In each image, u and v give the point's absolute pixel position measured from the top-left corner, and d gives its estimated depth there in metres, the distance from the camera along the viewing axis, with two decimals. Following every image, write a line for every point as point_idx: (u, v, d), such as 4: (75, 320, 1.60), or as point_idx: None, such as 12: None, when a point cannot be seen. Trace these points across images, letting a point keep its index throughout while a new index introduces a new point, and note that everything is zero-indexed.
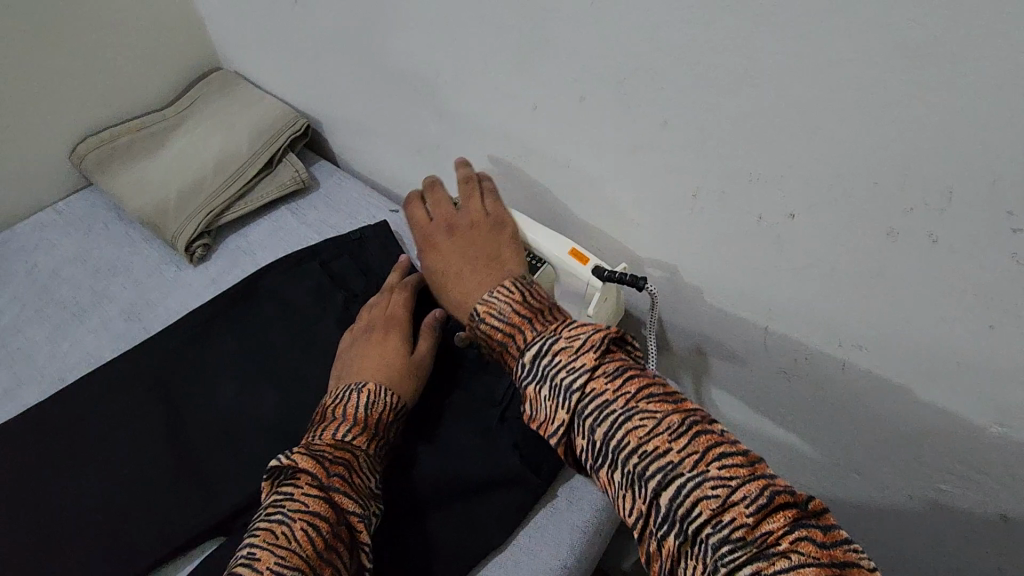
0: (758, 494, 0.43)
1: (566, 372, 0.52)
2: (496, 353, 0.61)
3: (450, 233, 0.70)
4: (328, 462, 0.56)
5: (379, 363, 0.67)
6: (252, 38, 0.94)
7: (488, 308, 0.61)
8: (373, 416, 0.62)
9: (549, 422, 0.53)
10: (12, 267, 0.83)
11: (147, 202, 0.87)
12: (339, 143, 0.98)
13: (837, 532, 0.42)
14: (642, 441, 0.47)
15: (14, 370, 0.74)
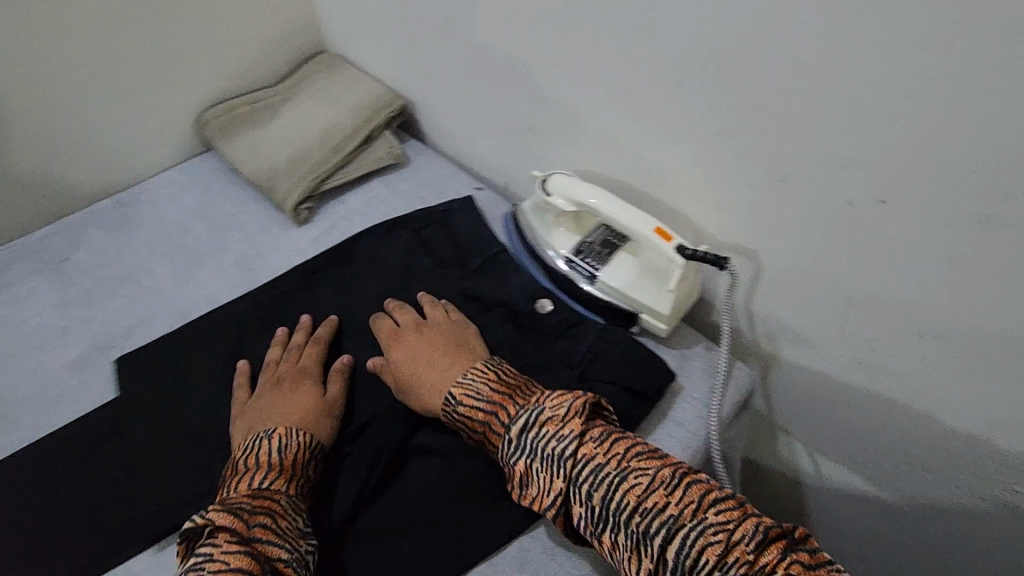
0: (753, 530, 0.50)
1: (555, 440, 0.58)
2: (478, 434, 0.64)
3: (417, 330, 0.74)
4: (247, 514, 0.57)
5: (294, 411, 0.68)
6: (361, 26, 1.03)
7: (464, 389, 0.66)
8: (290, 458, 0.63)
9: (546, 494, 0.57)
10: (145, 217, 0.94)
11: (260, 168, 0.96)
12: (431, 124, 1.05)
13: (821, 555, 0.49)
14: (640, 497, 0.53)
15: (144, 302, 0.84)
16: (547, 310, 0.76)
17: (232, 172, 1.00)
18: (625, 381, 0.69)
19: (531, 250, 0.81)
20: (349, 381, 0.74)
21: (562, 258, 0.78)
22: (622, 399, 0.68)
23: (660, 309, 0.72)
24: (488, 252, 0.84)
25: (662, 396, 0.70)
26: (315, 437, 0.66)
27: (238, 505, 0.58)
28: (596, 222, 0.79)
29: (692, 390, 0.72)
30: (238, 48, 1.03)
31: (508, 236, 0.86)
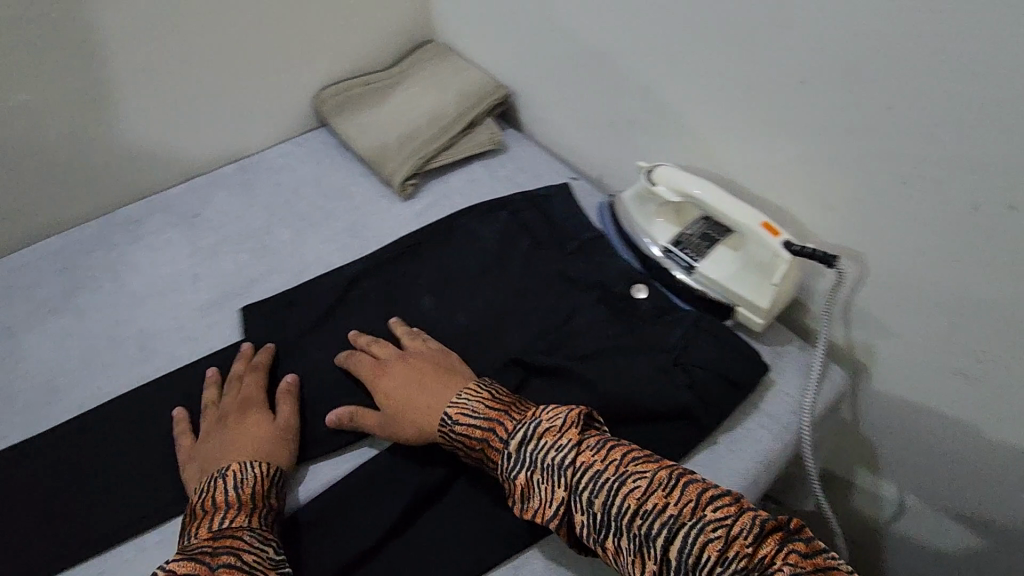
0: (750, 524, 0.50)
1: (554, 450, 0.58)
2: (476, 453, 0.65)
3: (402, 357, 0.74)
4: (209, 556, 0.54)
5: (256, 443, 0.68)
6: (476, 17, 1.08)
7: (460, 409, 0.66)
8: (247, 493, 0.62)
9: (547, 505, 0.58)
10: (265, 183, 1.03)
11: (371, 144, 1.02)
12: (531, 114, 1.09)
13: (816, 543, 0.50)
14: (640, 501, 0.54)
15: (264, 259, 0.91)
16: (643, 296, 0.78)
17: (343, 148, 1.08)
18: (722, 369, 0.70)
19: (631, 237, 0.83)
20: (298, 404, 0.74)
21: (660, 247, 0.80)
22: (713, 387, 0.69)
23: (759, 302, 0.73)
24: (585, 236, 0.87)
25: (754, 387, 0.71)
26: (274, 466, 0.67)
27: (200, 549, 0.55)
28: (697, 214, 0.80)
29: (785, 386, 0.73)
30: (360, 30, 1.10)
31: (605, 223, 0.88)
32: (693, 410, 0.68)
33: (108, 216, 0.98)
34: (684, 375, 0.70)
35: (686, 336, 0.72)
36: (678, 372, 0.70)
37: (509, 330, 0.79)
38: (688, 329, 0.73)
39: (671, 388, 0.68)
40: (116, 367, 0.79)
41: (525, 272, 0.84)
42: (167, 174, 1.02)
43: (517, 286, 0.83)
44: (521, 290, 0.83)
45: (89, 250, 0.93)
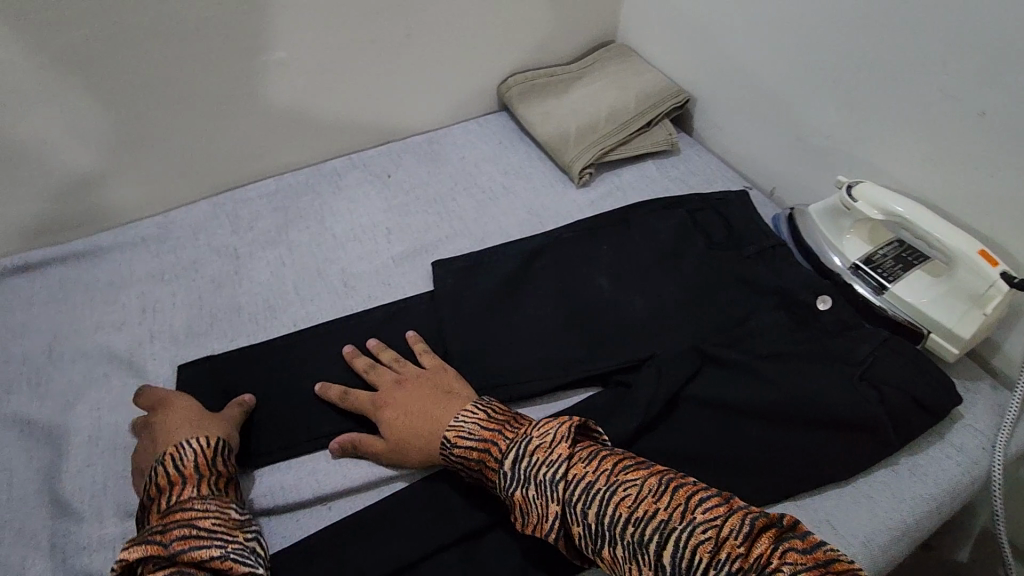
0: (740, 524, 0.53)
1: (547, 466, 0.60)
2: (477, 472, 0.66)
3: (398, 386, 0.75)
4: (159, 537, 0.58)
5: (200, 428, 0.70)
6: (670, 23, 1.12)
7: (456, 432, 0.67)
8: (189, 467, 0.65)
9: (544, 519, 0.60)
10: (449, 155, 1.11)
11: (552, 131, 1.08)
12: (707, 122, 1.12)
13: (809, 535, 0.52)
14: (632, 508, 0.56)
15: (450, 224, 0.99)
16: (827, 306, 0.78)
17: (520, 133, 1.15)
18: (914, 393, 0.70)
19: (819, 247, 0.84)
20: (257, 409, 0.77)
21: (847, 263, 0.81)
22: (905, 409, 0.69)
23: (960, 331, 0.72)
24: (765, 243, 0.88)
25: (944, 418, 0.71)
26: (219, 440, 0.69)
27: (151, 531, 0.60)
28: (891, 237, 0.81)
29: (975, 421, 0.72)
30: (556, 24, 1.16)
31: (790, 231, 0.89)
32: (882, 425, 0.69)
33: (314, 166, 1.09)
34: (874, 390, 0.70)
35: (874, 354, 0.72)
36: (866, 386, 0.70)
37: (687, 321, 0.82)
38: (878, 346, 0.73)
39: (863, 400, 0.70)
40: (323, 299, 0.89)
41: (700, 269, 0.88)
42: (368, 135, 1.12)
43: (691, 281, 0.87)
44: (695, 285, 0.86)
45: (299, 194, 1.04)
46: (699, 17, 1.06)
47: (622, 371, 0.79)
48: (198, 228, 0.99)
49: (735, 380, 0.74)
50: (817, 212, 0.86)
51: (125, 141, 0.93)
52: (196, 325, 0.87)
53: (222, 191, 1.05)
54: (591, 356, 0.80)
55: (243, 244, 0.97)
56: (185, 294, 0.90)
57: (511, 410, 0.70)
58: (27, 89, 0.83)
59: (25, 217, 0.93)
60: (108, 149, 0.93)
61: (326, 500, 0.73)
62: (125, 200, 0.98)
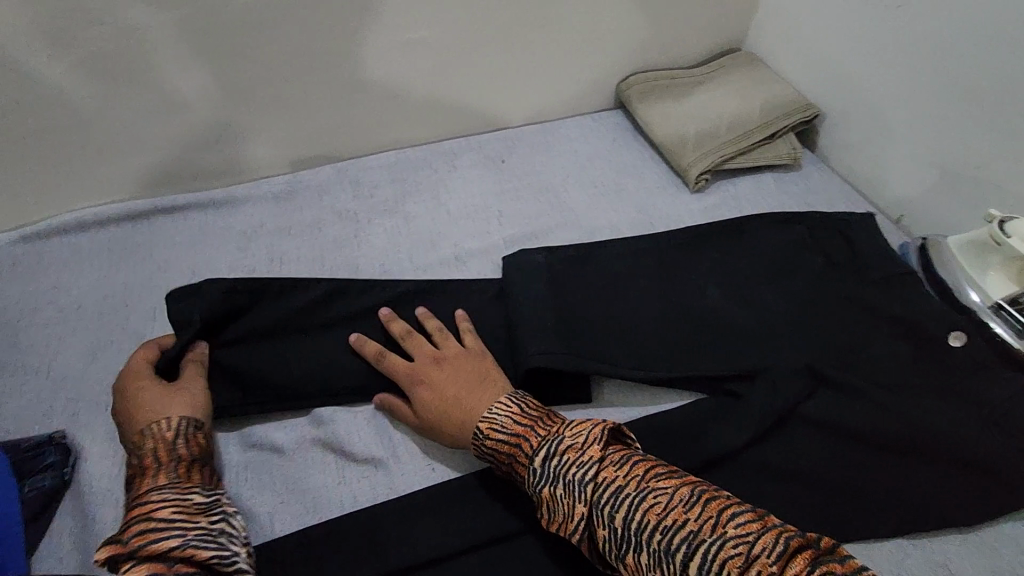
0: (773, 543, 0.50)
1: (577, 466, 0.59)
2: (506, 466, 0.66)
3: (437, 363, 0.76)
4: (122, 534, 0.55)
5: (160, 406, 0.69)
6: (809, 35, 1.09)
7: (490, 423, 0.67)
8: (150, 457, 0.64)
9: (569, 519, 0.58)
10: (563, 147, 1.12)
11: (671, 133, 1.07)
12: (834, 140, 1.09)
13: (849, 560, 0.48)
14: (660, 516, 0.54)
15: (559, 214, 1.01)
16: (963, 342, 0.75)
17: (634, 133, 1.15)
18: None
19: (961, 280, 0.80)
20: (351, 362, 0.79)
21: (988, 301, 0.77)
22: None
23: None
24: (893, 269, 0.84)
25: None
26: (190, 424, 0.68)
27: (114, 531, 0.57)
28: None
29: None
30: (686, 26, 1.15)
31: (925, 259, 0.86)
32: (1010, 475, 0.68)
33: (432, 143, 1.13)
34: (1006, 440, 0.69)
35: (1012, 400, 0.71)
36: (997, 436, 0.70)
37: (802, 338, 0.80)
38: (1016, 395, 0.71)
39: (994, 447, 0.69)
40: (435, 270, 0.93)
41: (819, 288, 0.85)
42: (487, 119, 1.15)
43: (809, 299, 0.84)
44: (813, 304, 0.84)
45: (417, 169, 1.08)
46: (843, 31, 1.02)
47: (735, 381, 0.77)
48: (323, 191, 1.05)
49: (860, 403, 0.73)
50: (955, 243, 0.83)
51: (271, 103, 0.98)
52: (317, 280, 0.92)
53: (346, 157, 1.10)
54: (701, 360, 0.79)
55: (363, 210, 1.02)
56: (309, 250, 0.96)
57: (544, 408, 0.70)
58: (199, 46, 0.89)
59: (170, 161, 1.00)
60: (251, 108, 0.98)
61: (427, 459, 0.76)
62: (261, 157, 1.05)
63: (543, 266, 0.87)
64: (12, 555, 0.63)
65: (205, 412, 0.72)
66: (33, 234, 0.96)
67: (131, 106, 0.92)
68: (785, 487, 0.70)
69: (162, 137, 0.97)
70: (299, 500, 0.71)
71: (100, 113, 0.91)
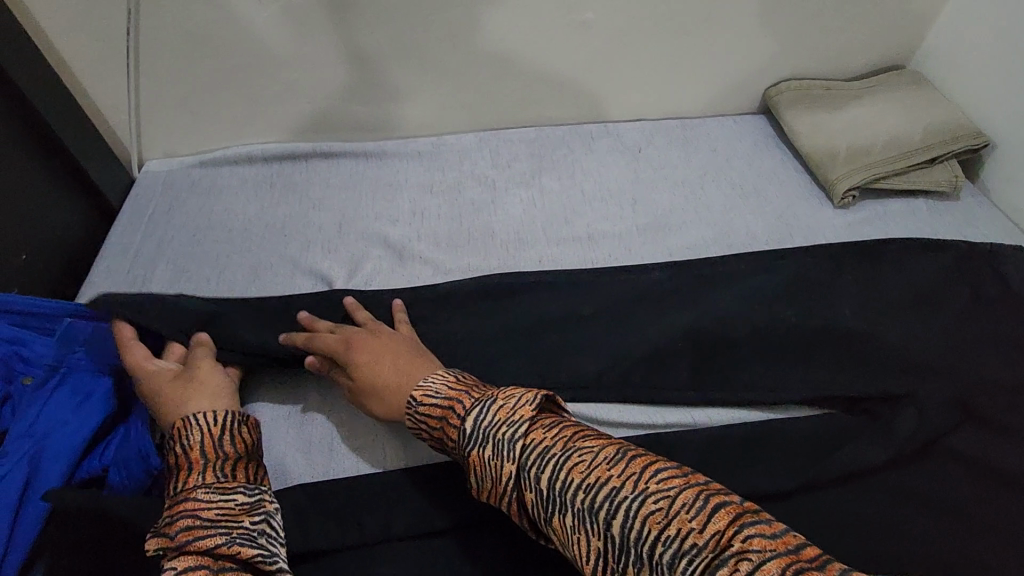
0: (694, 499, 0.48)
1: (507, 426, 0.57)
2: (437, 432, 0.65)
3: (371, 338, 0.76)
4: (172, 527, 0.57)
5: (195, 398, 0.69)
6: (989, 60, 1.02)
7: (423, 390, 0.67)
8: (191, 453, 0.63)
9: (498, 482, 0.56)
10: (700, 145, 1.12)
11: (821, 145, 1.04)
12: (1001, 173, 1.02)
13: (775, 521, 0.46)
14: (585, 474, 0.52)
15: (693, 210, 1.00)
16: None
17: (777, 140, 1.13)
18: None
19: None
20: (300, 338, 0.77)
21: None
22: None
23: None
24: None
25: None
26: (226, 415, 0.67)
27: (163, 521, 0.58)
28: None
29: None
30: (851, 36, 1.10)
31: None
32: None
33: (571, 125, 1.16)
34: None
35: None
36: None
37: (946, 369, 0.77)
38: None
39: None
40: (566, 245, 0.95)
41: (970, 323, 0.81)
42: (628, 109, 1.16)
43: (957, 330, 0.80)
44: (963, 338, 0.80)
45: (555, 147, 1.12)
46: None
47: (872, 400, 0.75)
48: (464, 157, 1.10)
49: (1009, 444, 0.71)
50: None
51: (431, 67, 1.03)
52: (455, 238, 0.97)
53: (488, 128, 1.15)
54: (833, 374, 0.77)
55: (501, 179, 1.06)
56: (447, 210, 1.01)
57: (474, 381, 0.69)
58: (382, 6, 0.95)
59: (326, 111, 1.07)
60: (411, 72, 1.04)
61: None
62: (412, 117, 1.10)
63: (672, 275, 0.89)
64: None
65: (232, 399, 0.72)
66: (211, 161, 1.08)
67: (309, 54, 0.99)
68: (913, 513, 0.68)
69: (330, 86, 1.04)
70: None
71: (282, 57, 0.99)
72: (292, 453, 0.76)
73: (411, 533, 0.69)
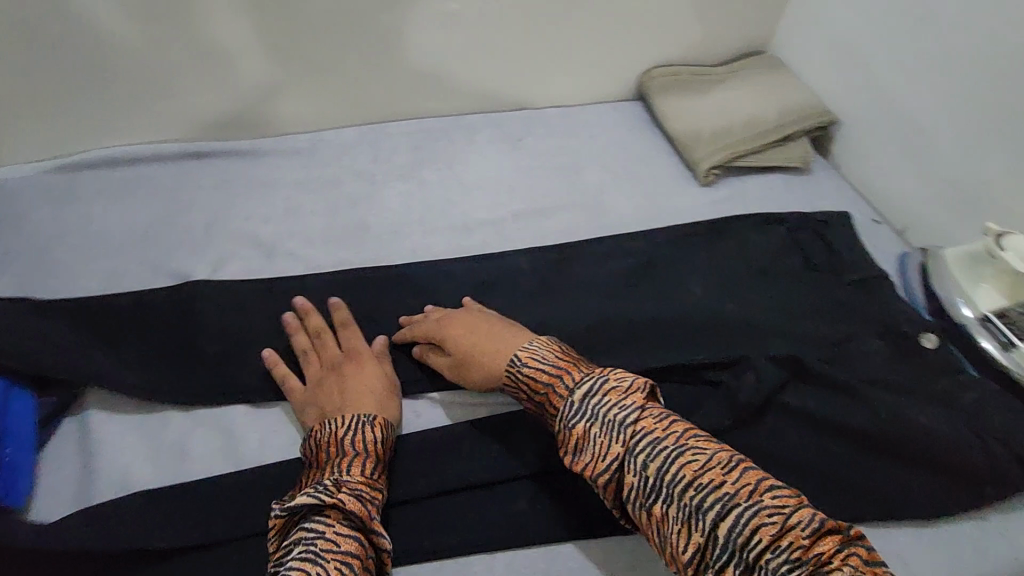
0: (807, 517, 0.51)
1: (618, 408, 0.60)
2: (540, 397, 0.66)
3: (461, 318, 0.78)
4: (364, 505, 0.61)
5: (375, 396, 0.73)
6: (832, 44, 1.10)
7: (530, 354, 0.69)
8: (384, 450, 0.69)
9: (600, 459, 0.58)
10: (578, 132, 1.14)
11: (687, 127, 1.09)
12: (848, 148, 1.11)
13: (869, 549, 0.50)
14: (696, 473, 0.55)
15: (567, 194, 1.03)
16: (935, 347, 0.78)
17: (651, 125, 1.17)
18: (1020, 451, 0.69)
19: (931, 309, 0.83)
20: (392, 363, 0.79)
21: (977, 313, 0.78)
22: (1006, 460, 0.68)
23: None
24: (874, 273, 0.87)
25: None
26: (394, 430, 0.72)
27: (357, 493, 0.62)
28: None
29: None
30: (713, 23, 1.16)
31: (905, 290, 0.87)
32: (978, 475, 0.68)
33: (453, 116, 1.16)
34: (974, 441, 0.69)
35: (979, 403, 0.72)
36: (968, 435, 0.70)
37: (788, 329, 0.81)
38: (983, 396, 0.72)
39: (965, 447, 0.69)
40: (441, 234, 0.96)
41: (810, 285, 0.86)
42: (509, 98, 1.17)
43: (799, 293, 0.85)
44: (804, 300, 0.85)
45: (437, 139, 1.11)
46: (866, 41, 1.04)
47: (713, 368, 0.77)
48: (344, 152, 1.08)
49: (837, 394, 0.74)
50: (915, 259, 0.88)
51: (304, 60, 1.02)
52: (328, 233, 0.95)
53: (370, 123, 1.13)
54: (686, 343, 0.80)
55: (381, 173, 1.05)
56: (323, 205, 0.99)
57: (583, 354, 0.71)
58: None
59: (195, 108, 1.03)
60: (282, 65, 1.01)
61: (414, 408, 0.78)
62: (289, 113, 1.08)
63: (540, 259, 0.91)
64: (25, 458, 0.68)
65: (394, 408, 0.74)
66: (67, 166, 1.01)
67: (172, 48, 0.95)
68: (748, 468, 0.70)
69: (198, 82, 1.00)
70: (285, 431, 0.74)
71: (138, 52, 0.94)
72: (139, 460, 0.70)
73: (256, 531, 0.66)
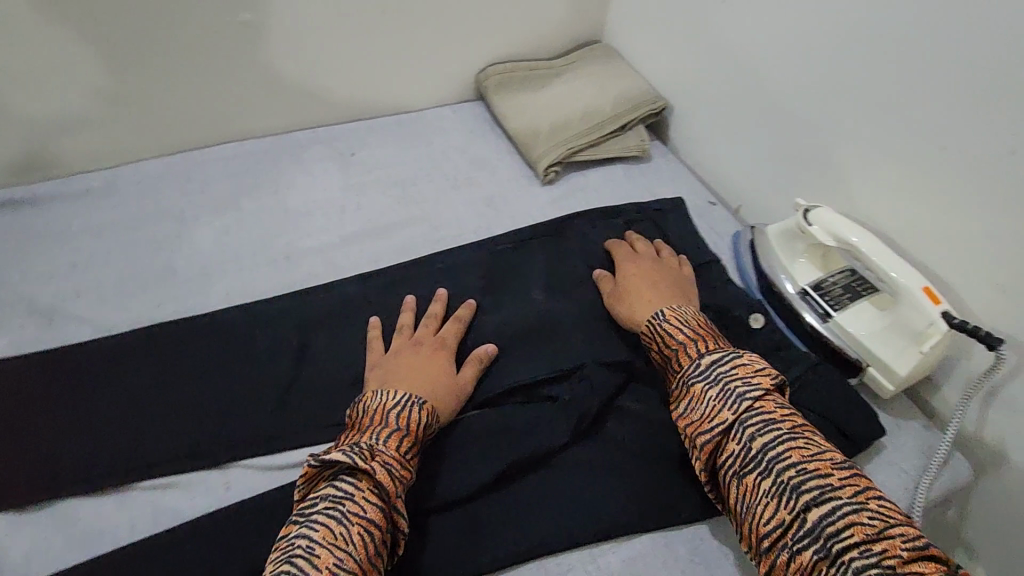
0: (911, 535, 0.51)
1: (743, 382, 0.63)
2: (669, 351, 0.71)
3: (641, 266, 0.83)
4: (393, 475, 0.57)
5: (432, 385, 0.69)
6: (657, 29, 1.10)
7: (674, 313, 0.73)
8: (424, 434, 0.64)
9: (707, 420, 0.62)
10: (415, 139, 1.08)
11: (524, 125, 1.05)
12: (683, 132, 1.11)
13: None
14: (803, 458, 0.57)
15: (404, 208, 0.96)
16: (761, 325, 0.80)
17: (493, 125, 1.13)
18: (838, 421, 0.71)
19: (760, 286, 0.84)
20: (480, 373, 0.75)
21: (797, 287, 0.80)
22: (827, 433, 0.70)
23: (899, 368, 0.72)
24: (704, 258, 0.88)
25: (864, 449, 0.72)
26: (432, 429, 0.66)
27: (389, 465, 0.58)
28: (843, 264, 0.80)
29: (899, 460, 0.73)
30: (541, 16, 1.12)
31: (738, 269, 0.89)
32: None
33: (274, 135, 1.05)
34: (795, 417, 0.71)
35: (802, 377, 0.74)
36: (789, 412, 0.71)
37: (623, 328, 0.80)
38: (805, 370, 0.74)
39: None
40: (262, 270, 0.86)
41: None
42: (335, 110, 1.08)
43: None
44: None
45: (256, 161, 1.01)
46: (685, 25, 1.04)
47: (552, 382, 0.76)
48: (146, 187, 0.95)
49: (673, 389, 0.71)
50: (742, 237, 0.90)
51: (77, 89, 0.88)
52: (127, 284, 0.83)
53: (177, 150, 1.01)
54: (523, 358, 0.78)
55: (190, 208, 0.93)
56: (121, 252, 0.87)
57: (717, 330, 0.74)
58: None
59: None
60: (49, 96, 0.87)
61: (225, 476, 0.69)
62: (74, 149, 0.93)
63: (372, 286, 0.85)
64: None
65: (445, 407, 0.69)
66: None
67: None
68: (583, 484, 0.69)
69: None
70: (60, 536, 0.63)
71: None
72: None
73: None
